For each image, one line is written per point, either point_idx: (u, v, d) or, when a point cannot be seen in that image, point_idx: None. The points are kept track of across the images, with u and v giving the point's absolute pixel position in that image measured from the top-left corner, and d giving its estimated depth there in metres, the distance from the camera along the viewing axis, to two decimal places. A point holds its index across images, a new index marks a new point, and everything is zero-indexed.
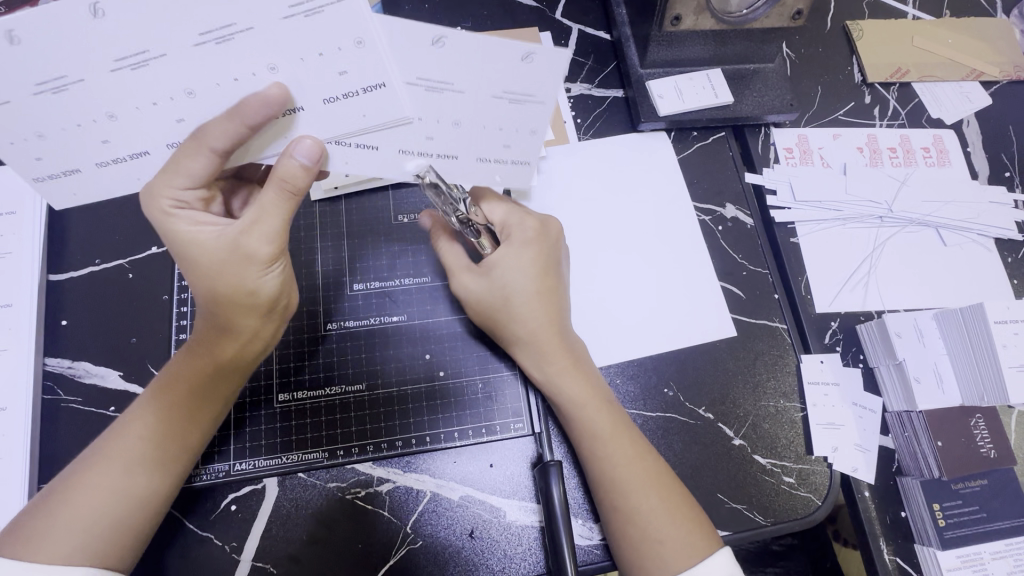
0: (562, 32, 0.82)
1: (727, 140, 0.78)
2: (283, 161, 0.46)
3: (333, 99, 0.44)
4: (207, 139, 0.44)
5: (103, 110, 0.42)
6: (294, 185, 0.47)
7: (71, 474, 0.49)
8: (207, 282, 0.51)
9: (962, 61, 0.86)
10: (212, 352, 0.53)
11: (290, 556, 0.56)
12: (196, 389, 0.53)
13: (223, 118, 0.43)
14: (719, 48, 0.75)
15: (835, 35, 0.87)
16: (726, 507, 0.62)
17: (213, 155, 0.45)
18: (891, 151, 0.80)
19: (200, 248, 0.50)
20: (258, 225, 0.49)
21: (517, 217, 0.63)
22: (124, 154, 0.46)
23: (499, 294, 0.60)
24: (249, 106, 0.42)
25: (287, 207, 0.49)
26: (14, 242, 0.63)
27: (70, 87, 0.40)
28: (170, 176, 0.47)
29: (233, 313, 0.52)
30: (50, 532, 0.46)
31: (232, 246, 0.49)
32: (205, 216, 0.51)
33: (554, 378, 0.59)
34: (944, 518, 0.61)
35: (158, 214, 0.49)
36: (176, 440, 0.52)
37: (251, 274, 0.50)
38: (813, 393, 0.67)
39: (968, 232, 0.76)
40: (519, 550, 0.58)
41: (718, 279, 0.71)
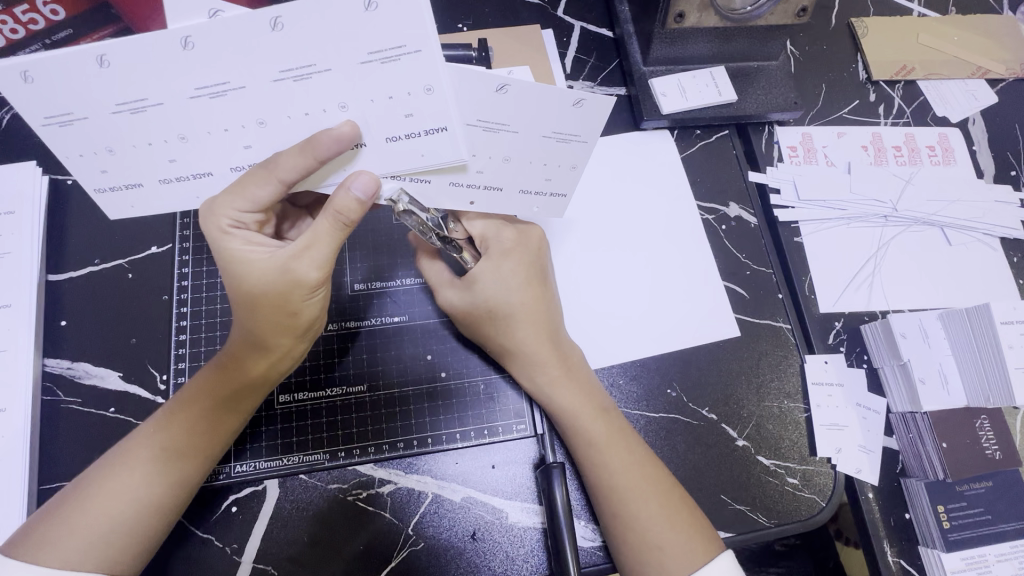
0: (564, 29, 0.81)
1: (731, 138, 0.78)
2: (340, 193, 0.44)
3: (396, 137, 0.43)
4: (277, 170, 0.43)
5: (175, 131, 0.41)
6: (347, 216, 0.45)
7: (94, 477, 0.49)
8: (248, 303, 0.49)
9: (968, 59, 0.85)
10: (240, 369, 0.52)
11: (291, 557, 0.56)
12: (222, 404, 0.52)
13: (296, 150, 0.42)
14: (723, 45, 0.75)
15: (839, 33, 0.86)
16: (730, 509, 0.61)
17: (280, 185, 0.44)
18: (896, 150, 0.80)
19: (249, 270, 0.49)
20: (311, 254, 0.48)
21: (494, 227, 0.61)
22: (188, 174, 0.45)
23: (482, 307, 0.59)
24: (322, 140, 0.41)
25: (338, 238, 0.48)
26: (12, 241, 0.62)
27: (147, 109, 0.39)
28: (233, 198, 0.46)
29: (267, 332, 0.51)
30: (67, 537, 0.46)
31: (284, 272, 0.48)
32: (258, 237, 0.50)
33: (549, 388, 0.59)
34: (949, 520, 0.60)
35: (214, 232, 0.48)
36: (199, 453, 0.51)
37: (296, 298, 0.49)
38: (817, 393, 0.66)
39: (973, 231, 0.76)
40: (521, 552, 0.57)
41: (721, 279, 0.71)
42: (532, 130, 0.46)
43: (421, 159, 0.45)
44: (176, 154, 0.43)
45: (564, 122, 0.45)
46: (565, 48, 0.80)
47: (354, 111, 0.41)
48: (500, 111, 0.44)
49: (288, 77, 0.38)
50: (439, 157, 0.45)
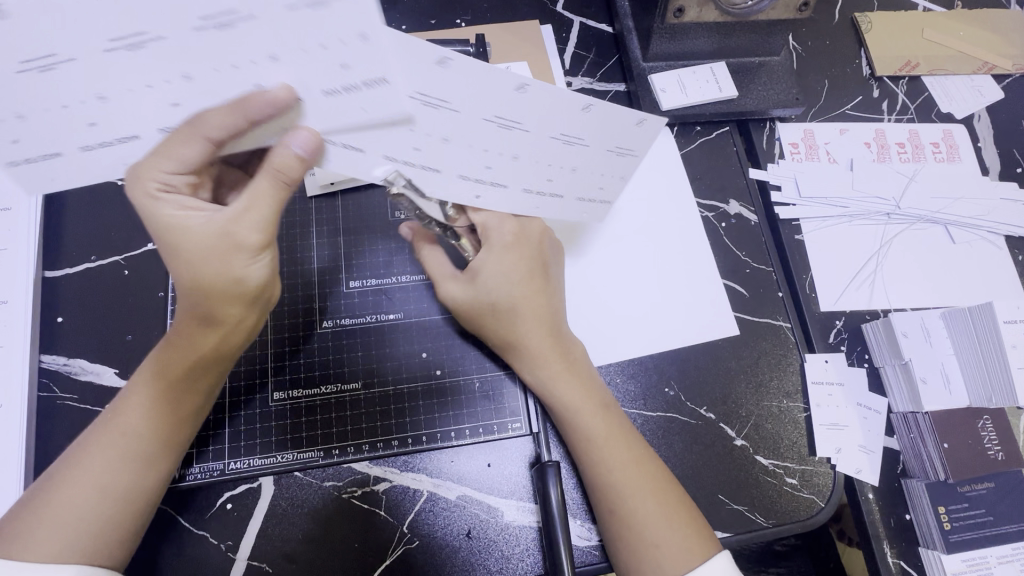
0: (563, 25, 0.80)
1: (732, 134, 0.77)
2: (277, 148, 0.43)
3: (333, 92, 0.39)
4: (203, 127, 0.41)
5: (163, 101, 0.40)
6: (288, 173, 0.44)
7: (54, 469, 0.49)
8: (188, 274, 0.48)
9: (974, 54, 0.84)
10: (191, 344, 0.50)
11: (286, 555, 0.56)
12: (174, 382, 0.51)
13: (223, 106, 0.40)
14: (724, 41, 0.74)
15: (842, 27, 0.85)
16: (728, 509, 0.61)
17: (210, 143, 0.42)
18: (899, 146, 0.79)
19: (188, 237, 0.47)
20: (251, 215, 0.46)
21: (496, 217, 0.60)
22: (177, 140, 0.44)
23: (483, 301, 0.59)
24: (254, 100, 0.39)
25: (279, 198, 0.46)
26: (8, 238, 0.62)
27: (120, 84, 0.37)
28: (160, 159, 0.44)
29: (213, 301, 0.49)
30: (27, 528, 0.46)
31: (223, 232, 0.46)
32: (194, 202, 0.48)
33: (551, 383, 0.58)
34: (950, 521, 0.60)
35: (140, 197, 0.46)
36: (153, 431, 0.51)
37: (238, 263, 0.47)
38: (817, 393, 0.66)
39: (978, 229, 0.74)
40: (517, 551, 0.57)
41: (720, 276, 0.70)
42: (599, 144, 0.53)
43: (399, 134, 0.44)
44: (160, 121, 0.41)
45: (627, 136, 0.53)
46: (564, 44, 0.79)
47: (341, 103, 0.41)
48: (445, 89, 0.43)
49: (268, 57, 0.37)
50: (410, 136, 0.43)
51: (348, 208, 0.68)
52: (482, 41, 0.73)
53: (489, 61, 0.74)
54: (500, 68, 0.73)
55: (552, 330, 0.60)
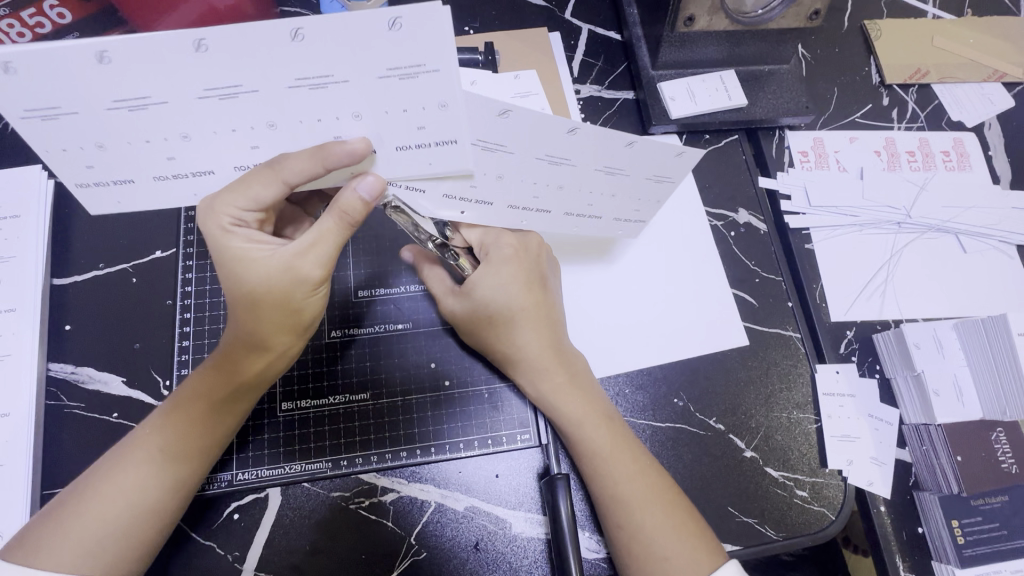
0: (572, 32, 0.80)
1: (740, 143, 0.77)
2: (345, 193, 0.45)
3: (405, 147, 0.44)
4: (282, 171, 0.43)
5: (177, 130, 0.41)
6: (351, 215, 0.46)
7: (88, 479, 0.49)
8: (247, 304, 0.49)
9: (985, 62, 0.84)
10: (239, 368, 0.51)
11: (293, 566, 0.56)
12: (218, 403, 0.52)
13: (305, 154, 0.43)
14: (733, 49, 0.73)
15: (851, 35, 0.85)
16: (737, 521, 0.60)
17: (284, 186, 0.44)
18: (910, 155, 0.78)
19: (249, 267, 0.49)
20: (315, 252, 0.48)
21: (495, 234, 0.61)
22: (187, 172, 0.45)
23: (483, 314, 0.59)
24: (333, 149, 0.42)
25: (339, 238, 0.48)
26: (17, 245, 0.62)
27: (151, 107, 0.39)
28: (234, 195, 0.46)
29: (266, 331, 0.50)
30: (66, 541, 0.46)
31: (287, 268, 0.48)
32: (261, 236, 0.50)
33: (553, 397, 0.58)
34: (963, 535, 0.59)
35: (214, 231, 0.48)
36: (197, 451, 0.51)
37: (297, 295, 0.49)
38: (828, 404, 0.65)
39: (989, 238, 0.74)
40: (525, 563, 0.57)
41: (730, 286, 0.70)
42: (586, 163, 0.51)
43: (424, 163, 0.45)
44: (172, 150, 0.42)
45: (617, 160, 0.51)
46: (572, 52, 0.79)
47: (358, 117, 0.41)
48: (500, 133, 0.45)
49: (303, 85, 0.38)
50: (449, 165, 0.45)
51: None
52: (490, 48, 0.73)
53: (497, 69, 0.74)
54: (509, 77, 0.74)
55: (554, 345, 0.60)
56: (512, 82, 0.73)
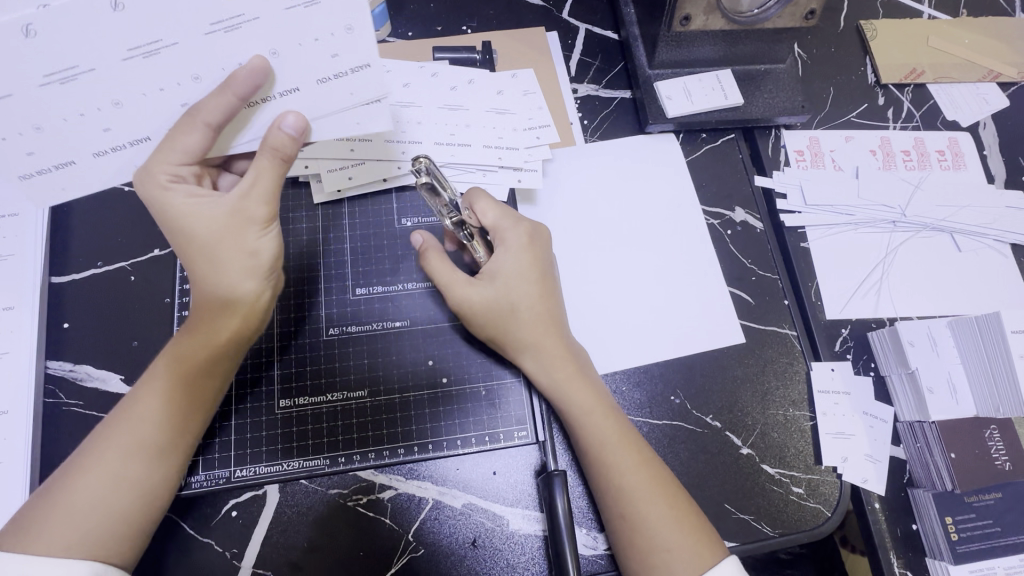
0: (569, 32, 0.80)
1: (737, 142, 0.77)
2: (272, 130, 0.47)
3: (327, 79, 0.47)
4: (200, 113, 0.45)
5: (109, 98, 0.44)
6: (283, 151, 0.48)
7: (71, 466, 0.49)
8: (205, 255, 0.50)
9: (980, 62, 0.84)
10: (209, 329, 0.52)
11: (291, 563, 0.56)
12: (194, 378, 0.52)
13: (216, 92, 0.44)
14: (729, 48, 0.74)
15: (847, 35, 0.85)
16: (734, 518, 0.60)
17: (210, 129, 0.46)
18: (905, 154, 0.79)
19: (198, 221, 0.50)
20: (254, 190, 0.50)
21: (511, 220, 0.62)
22: (126, 143, 0.48)
23: (503, 304, 0.59)
24: (238, 77, 0.44)
25: (279, 173, 0.50)
26: (16, 244, 0.63)
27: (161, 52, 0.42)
28: (166, 151, 0.47)
29: (229, 282, 0.51)
30: (52, 524, 0.46)
31: (235, 211, 0.50)
32: (202, 190, 0.51)
33: (562, 386, 0.58)
34: (957, 531, 0.60)
35: (153, 191, 0.49)
36: (172, 419, 0.51)
37: (249, 236, 0.50)
38: (823, 401, 0.66)
39: (983, 237, 0.74)
40: (523, 559, 0.57)
41: (726, 284, 0.70)
42: None
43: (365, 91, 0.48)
44: (108, 121, 0.45)
45: None
46: (570, 51, 0.79)
47: None
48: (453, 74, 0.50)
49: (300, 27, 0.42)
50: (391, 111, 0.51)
51: (355, 214, 0.68)
52: (488, 47, 0.74)
53: (495, 68, 0.74)
54: (505, 76, 0.72)
55: (556, 340, 0.60)
56: (509, 82, 0.72)
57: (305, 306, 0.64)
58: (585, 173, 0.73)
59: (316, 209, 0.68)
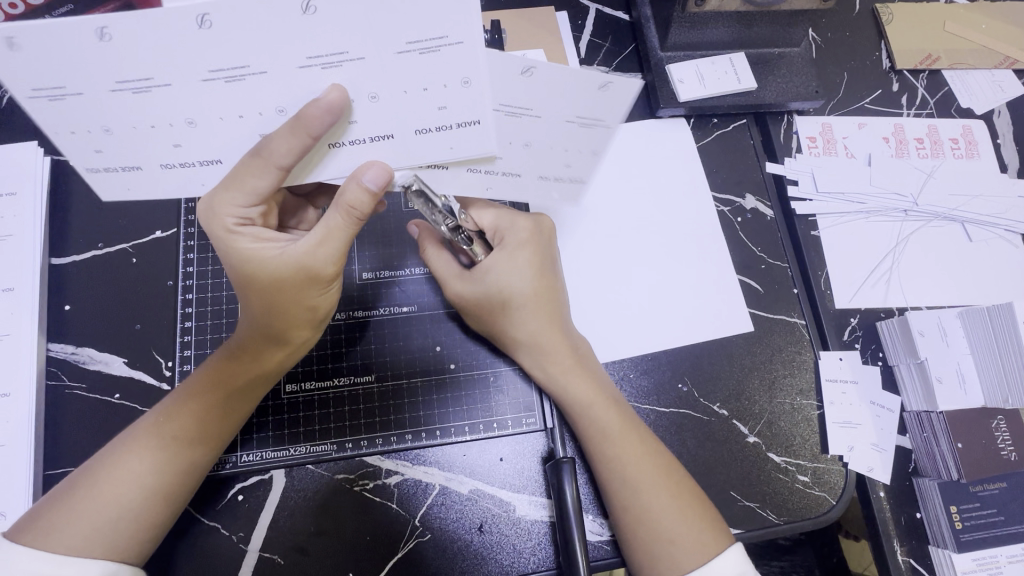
0: (579, 12, 0.78)
1: (748, 128, 0.76)
2: (351, 185, 0.44)
3: (426, 130, 0.43)
4: (274, 157, 0.42)
5: (183, 116, 0.40)
6: (359, 210, 0.46)
7: (98, 468, 0.48)
8: (264, 297, 0.49)
9: (997, 47, 0.82)
10: (257, 359, 0.52)
11: (298, 547, 0.56)
12: (234, 396, 0.52)
13: (286, 131, 0.40)
14: (744, 31, 0.72)
15: (863, 18, 0.83)
16: (739, 505, 0.61)
17: (280, 172, 0.43)
18: (918, 142, 0.78)
19: (262, 266, 0.48)
20: (325, 248, 0.48)
21: (509, 219, 0.61)
22: (193, 161, 0.44)
23: (495, 296, 0.58)
24: (311, 114, 0.39)
25: (350, 230, 0.48)
26: (13, 223, 0.61)
27: (153, 90, 0.37)
28: (233, 194, 0.45)
29: (283, 325, 0.51)
30: (76, 525, 0.45)
31: (300, 264, 0.48)
32: (267, 232, 0.49)
33: (560, 378, 0.58)
34: (961, 520, 0.60)
35: (221, 232, 0.48)
36: (211, 436, 0.51)
37: (313, 291, 0.50)
38: (831, 390, 0.65)
39: (995, 227, 0.74)
40: (529, 545, 0.57)
41: (735, 271, 0.69)
42: (554, 114, 0.45)
43: (445, 151, 0.45)
44: None
45: (589, 106, 0.45)
46: (579, 32, 0.77)
47: (376, 94, 0.40)
48: (598, 104, 0.44)
49: (316, 64, 0.37)
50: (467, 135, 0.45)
51: None
52: (497, 27, 0.72)
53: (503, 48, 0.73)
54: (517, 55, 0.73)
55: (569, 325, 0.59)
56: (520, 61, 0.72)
57: None
58: None
59: None
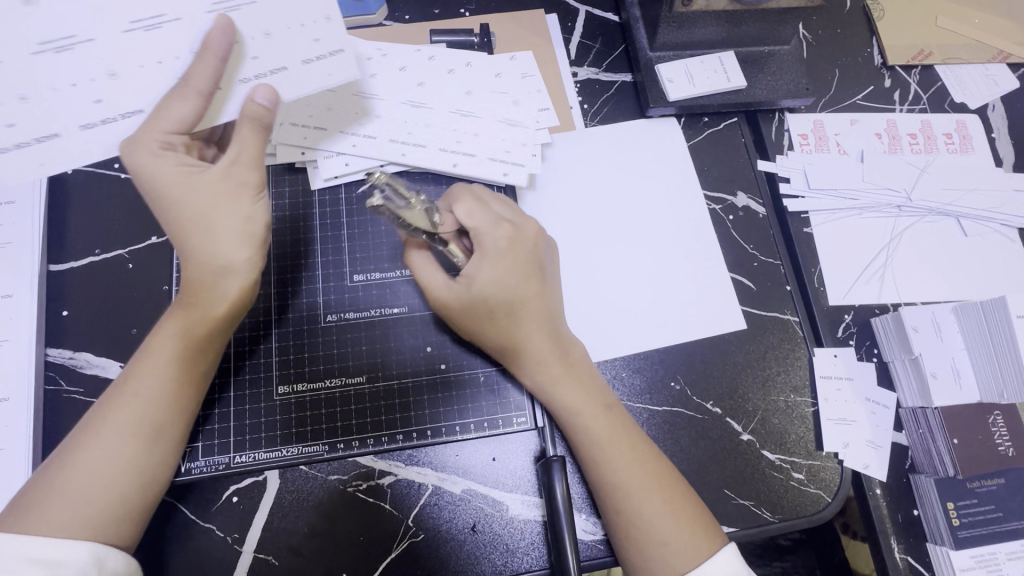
0: (569, 14, 0.79)
1: (740, 126, 0.76)
2: (248, 102, 0.50)
3: None
4: (194, 81, 0.47)
5: (104, 69, 0.47)
6: (260, 122, 0.51)
7: (67, 447, 0.49)
8: (201, 228, 0.50)
9: (990, 42, 0.82)
10: (207, 309, 0.52)
11: (292, 548, 0.56)
12: (188, 350, 0.52)
13: (197, 56, 0.47)
14: (733, 29, 0.72)
15: (854, 15, 0.83)
16: (733, 504, 0.60)
17: (202, 96, 0.48)
18: (912, 137, 0.77)
19: (185, 193, 0.50)
20: (243, 162, 0.51)
21: (489, 222, 0.59)
22: (118, 115, 0.49)
23: (479, 305, 0.58)
24: (212, 37, 0.47)
25: (262, 142, 0.52)
26: (13, 231, 0.63)
27: (73, 47, 0.45)
28: (157, 119, 0.48)
29: (227, 258, 0.51)
30: (52, 506, 0.46)
31: (221, 179, 0.50)
32: (192, 162, 0.50)
33: (549, 386, 0.58)
34: (959, 517, 0.59)
35: (140, 156, 0.48)
36: (172, 395, 0.51)
37: (242, 206, 0.51)
38: (824, 387, 0.65)
39: (990, 221, 0.73)
40: (522, 545, 0.57)
41: (727, 269, 0.69)
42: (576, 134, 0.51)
43: None
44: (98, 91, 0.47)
45: None
46: (569, 34, 0.78)
47: None
48: None
49: None
50: None
51: (351, 201, 0.67)
52: (486, 30, 0.73)
53: (494, 52, 0.74)
54: (505, 58, 0.73)
55: (541, 286, 0.60)
56: (507, 64, 0.72)
57: (318, 310, 0.63)
58: (585, 158, 0.72)
59: (313, 194, 0.67)
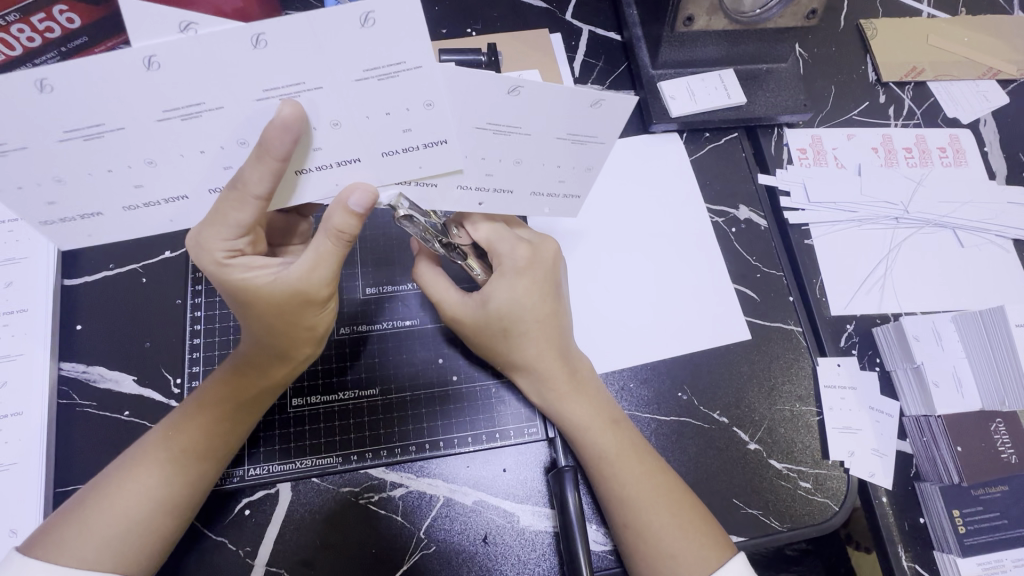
0: (572, 33, 0.81)
1: (739, 140, 0.78)
2: (338, 210, 0.45)
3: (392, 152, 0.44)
4: (334, 224, 0.46)
5: (140, 156, 0.40)
6: (349, 231, 0.47)
7: (105, 483, 0.49)
8: (263, 318, 0.51)
9: (980, 59, 0.85)
10: (263, 377, 0.54)
11: (304, 560, 0.56)
12: (240, 409, 0.53)
13: (253, 159, 0.40)
14: (731, 48, 0.75)
15: (848, 34, 0.86)
16: (743, 512, 0.61)
17: (343, 238, 0.48)
18: (907, 151, 0.79)
19: (258, 295, 0.50)
20: (316, 271, 0.49)
21: (509, 243, 0.61)
22: (158, 199, 0.44)
23: (499, 322, 0.59)
24: (346, 207, 0.45)
25: (340, 253, 0.49)
26: (27, 247, 0.63)
27: (104, 134, 0.38)
28: (218, 227, 0.46)
29: (290, 344, 0.53)
30: (86, 538, 0.46)
31: (295, 290, 0.49)
32: (259, 259, 0.50)
33: (557, 404, 0.59)
34: (964, 525, 0.60)
35: (212, 265, 0.49)
36: (216, 451, 0.52)
37: (310, 312, 0.51)
38: (829, 396, 0.66)
39: (986, 233, 0.75)
40: (534, 555, 0.57)
41: (732, 281, 0.71)
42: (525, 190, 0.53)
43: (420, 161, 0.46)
44: (138, 178, 0.42)
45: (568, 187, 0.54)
46: (573, 53, 0.80)
47: (351, 128, 0.41)
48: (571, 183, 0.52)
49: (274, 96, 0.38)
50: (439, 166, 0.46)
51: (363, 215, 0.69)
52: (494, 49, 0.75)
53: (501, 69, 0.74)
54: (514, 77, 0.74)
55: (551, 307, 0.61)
56: None
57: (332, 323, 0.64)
58: None
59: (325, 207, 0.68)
